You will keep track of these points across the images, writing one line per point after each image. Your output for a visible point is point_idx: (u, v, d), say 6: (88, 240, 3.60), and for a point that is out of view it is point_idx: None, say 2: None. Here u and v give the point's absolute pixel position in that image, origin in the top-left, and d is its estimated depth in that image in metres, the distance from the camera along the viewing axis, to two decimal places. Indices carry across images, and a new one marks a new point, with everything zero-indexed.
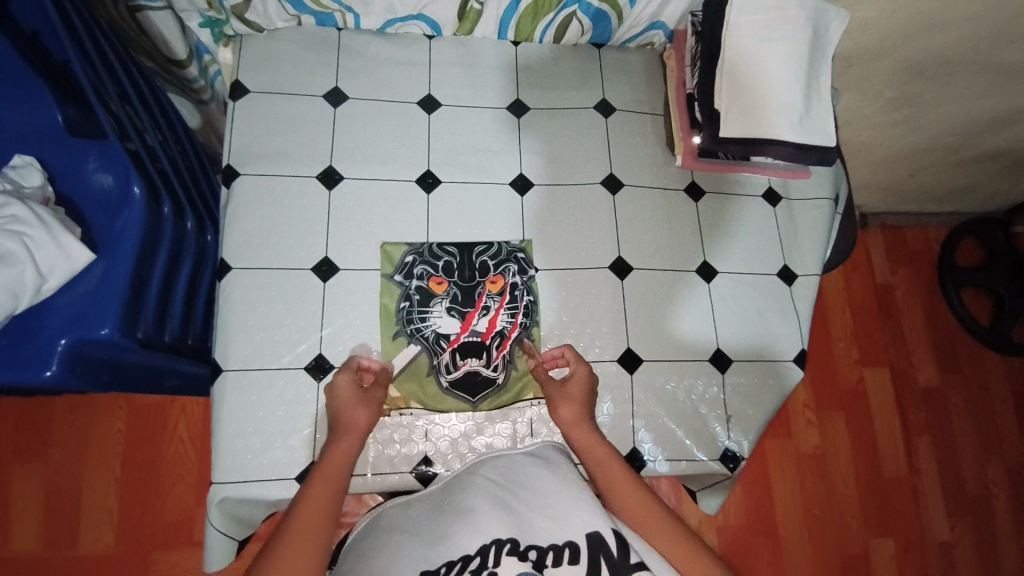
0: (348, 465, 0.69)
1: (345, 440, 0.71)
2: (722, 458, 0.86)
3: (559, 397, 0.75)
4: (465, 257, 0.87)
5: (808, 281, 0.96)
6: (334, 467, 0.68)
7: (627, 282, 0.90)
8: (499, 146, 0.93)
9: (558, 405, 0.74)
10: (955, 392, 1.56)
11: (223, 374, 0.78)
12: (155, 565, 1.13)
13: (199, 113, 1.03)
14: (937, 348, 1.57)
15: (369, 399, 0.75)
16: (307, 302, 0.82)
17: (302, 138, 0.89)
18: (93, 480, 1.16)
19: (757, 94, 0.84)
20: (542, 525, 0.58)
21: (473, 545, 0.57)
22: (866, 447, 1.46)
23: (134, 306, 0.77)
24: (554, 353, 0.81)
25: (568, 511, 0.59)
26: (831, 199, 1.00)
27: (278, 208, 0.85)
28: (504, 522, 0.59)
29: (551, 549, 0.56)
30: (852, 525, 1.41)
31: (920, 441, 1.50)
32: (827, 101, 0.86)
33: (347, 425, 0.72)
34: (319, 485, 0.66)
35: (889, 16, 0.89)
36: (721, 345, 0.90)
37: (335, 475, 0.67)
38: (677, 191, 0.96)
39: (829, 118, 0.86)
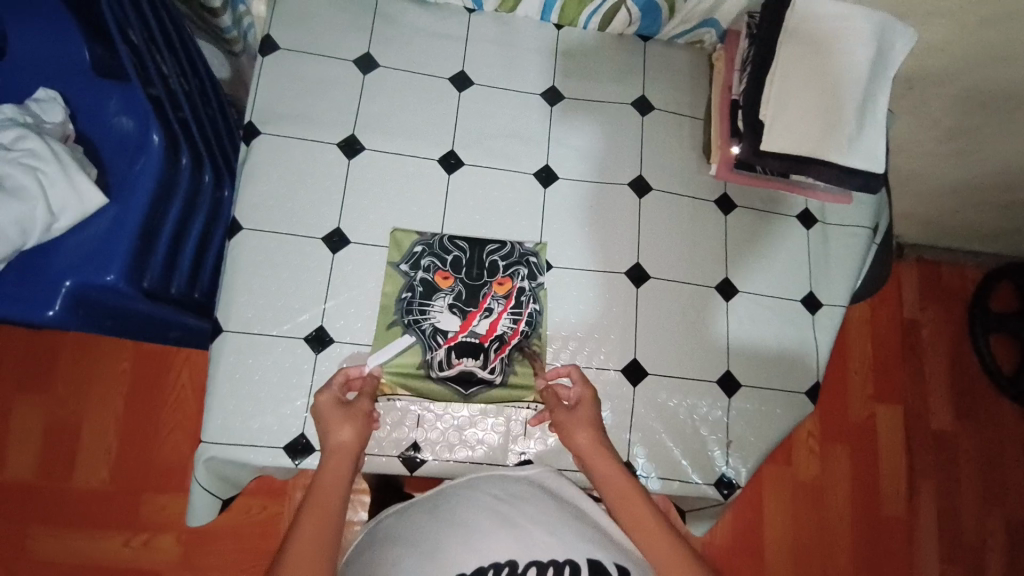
0: (340, 493, 0.61)
1: (333, 462, 0.64)
2: (717, 484, 0.83)
3: (573, 424, 0.69)
4: (475, 254, 0.84)
5: (832, 312, 0.92)
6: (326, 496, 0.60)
7: (641, 292, 0.86)
8: (528, 134, 0.90)
9: (576, 429, 0.69)
10: (969, 440, 1.50)
11: (223, 334, 0.77)
12: (143, 508, 1.15)
13: (228, 63, 1.01)
14: (955, 392, 1.51)
15: (357, 414, 0.68)
16: (314, 272, 0.81)
17: (327, 102, 0.86)
18: (93, 419, 1.17)
19: (806, 111, 0.79)
20: (544, 541, 0.58)
21: (470, 565, 0.56)
22: (867, 484, 1.42)
23: (143, 255, 0.76)
24: (559, 371, 0.76)
25: (569, 534, 0.60)
26: (868, 228, 0.96)
27: (296, 173, 0.83)
28: (505, 540, 0.58)
29: (552, 565, 0.56)
30: (841, 558, 1.38)
31: (923, 485, 1.45)
32: (880, 125, 0.81)
33: (338, 447, 0.65)
34: (310, 518, 0.57)
35: (959, 42, 0.83)
36: (731, 366, 0.87)
37: (327, 504, 0.59)
38: (706, 202, 0.92)
39: (881, 143, 0.81)
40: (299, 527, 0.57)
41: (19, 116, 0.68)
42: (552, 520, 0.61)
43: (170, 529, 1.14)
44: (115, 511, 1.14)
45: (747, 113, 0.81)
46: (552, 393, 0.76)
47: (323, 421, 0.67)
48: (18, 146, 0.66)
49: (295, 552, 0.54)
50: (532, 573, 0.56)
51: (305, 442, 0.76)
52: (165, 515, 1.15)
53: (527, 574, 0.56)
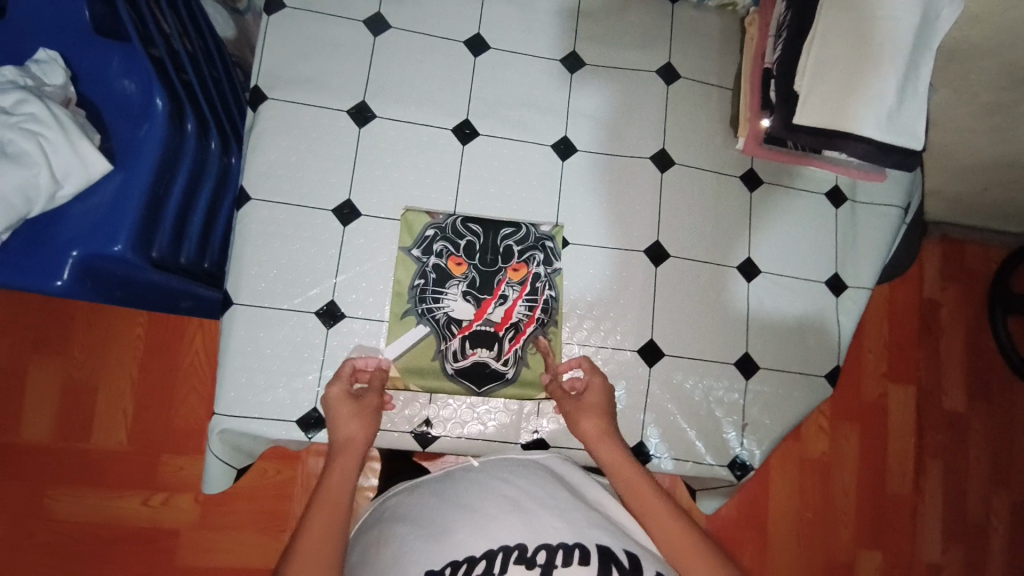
0: (349, 489, 0.62)
1: (341, 461, 0.64)
2: (730, 465, 0.82)
3: (580, 411, 0.70)
4: (489, 238, 0.81)
5: (856, 295, 0.89)
6: (335, 493, 0.60)
7: (661, 270, 0.84)
8: (547, 103, 0.86)
9: (583, 418, 0.69)
10: (981, 421, 1.48)
11: (233, 308, 0.76)
12: (161, 470, 1.15)
13: (234, 23, 0.95)
14: (970, 373, 1.49)
15: (366, 409, 0.68)
16: (325, 245, 0.79)
17: (337, 66, 0.82)
18: (110, 382, 1.16)
19: (845, 80, 0.74)
20: (554, 525, 0.58)
21: (478, 549, 0.56)
22: (876, 462, 1.41)
23: (150, 224, 0.74)
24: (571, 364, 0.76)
25: (579, 519, 0.60)
26: (900, 207, 0.92)
27: (305, 140, 0.80)
28: (514, 525, 0.58)
29: (561, 548, 0.56)
30: (844, 534, 1.39)
31: (931, 465, 1.44)
32: (921, 101, 0.76)
33: (346, 444, 0.65)
34: (319, 514, 0.58)
35: (1003, 12, 0.76)
36: (750, 350, 0.85)
37: (337, 500, 0.60)
38: (732, 177, 0.88)
39: (919, 119, 0.76)
40: (308, 522, 0.57)
41: (19, 78, 0.65)
42: (560, 503, 0.62)
43: (188, 490, 1.14)
44: (130, 471, 1.14)
45: (779, 85, 0.79)
46: (557, 385, 0.75)
47: (332, 416, 0.68)
48: (19, 111, 0.63)
49: (305, 546, 0.55)
50: (541, 557, 0.55)
51: (317, 416, 0.76)
52: (183, 476, 1.15)
53: (536, 558, 0.55)
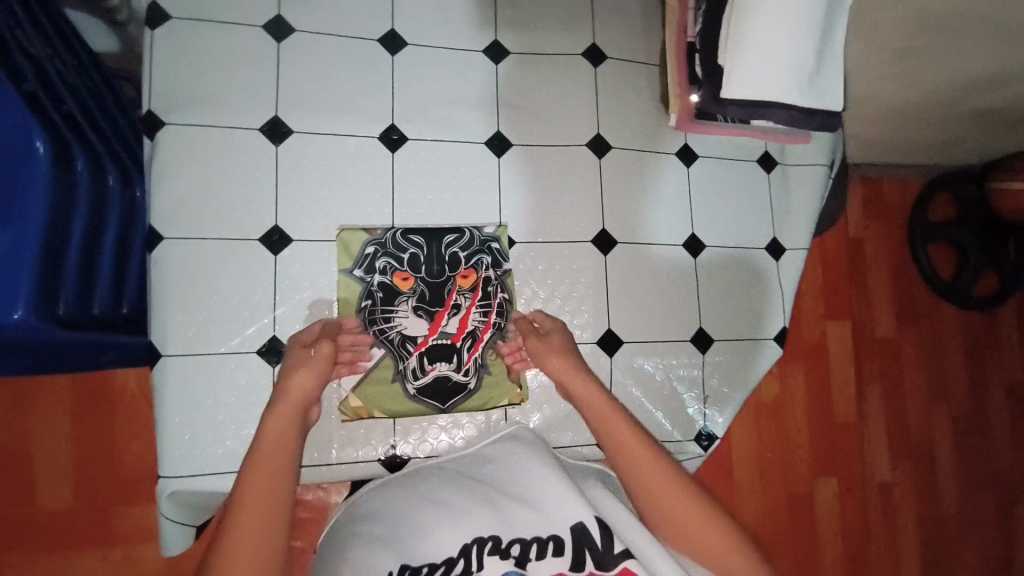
0: (293, 436, 0.60)
1: (279, 412, 0.61)
2: (697, 438, 0.85)
3: (546, 354, 0.72)
4: (433, 248, 0.78)
5: (795, 256, 0.92)
6: (278, 441, 0.59)
7: (610, 257, 0.83)
8: (474, 98, 0.82)
9: (551, 358, 0.71)
10: (910, 344, 1.59)
11: (163, 359, 0.70)
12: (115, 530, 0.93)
13: (115, 34, 0.83)
14: (899, 302, 1.58)
15: (312, 358, 0.65)
16: (258, 276, 0.73)
17: (241, 79, 0.75)
18: (41, 425, 0.91)
19: (765, 49, 0.74)
20: (526, 518, 0.62)
21: (454, 549, 0.60)
22: (821, 395, 1.38)
23: (49, 281, 0.66)
24: (517, 347, 0.78)
25: (550, 499, 0.62)
26: (826, 164, 0.95)
27: (216, 167, 0.73)
28: (485, 520, 0.62)
29: (535, 541, 0.60)
30: (802, 467, 1.36)
31: (871, 390, 1.53)
32: (837, 65, 0.80)
33: (284, 395, 0.63)
34: (258, 464, 0.57)
35: None
36: (704, 323, 0.86)
37: (277, 447, 0.58)
38: (668, 156, 0.88)
39: (836, 80, 0.81)
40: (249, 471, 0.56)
41: None
42: (535, 491, 0.64)
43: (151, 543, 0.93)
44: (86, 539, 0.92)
45: (704, 58, 0.80)
46: (524, 322, 0.77)
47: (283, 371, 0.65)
48: None
49: (247, 492, 0.55)
50: (516, 550, 0.59)
51: None
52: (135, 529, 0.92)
53: (511, 550, 0.60)
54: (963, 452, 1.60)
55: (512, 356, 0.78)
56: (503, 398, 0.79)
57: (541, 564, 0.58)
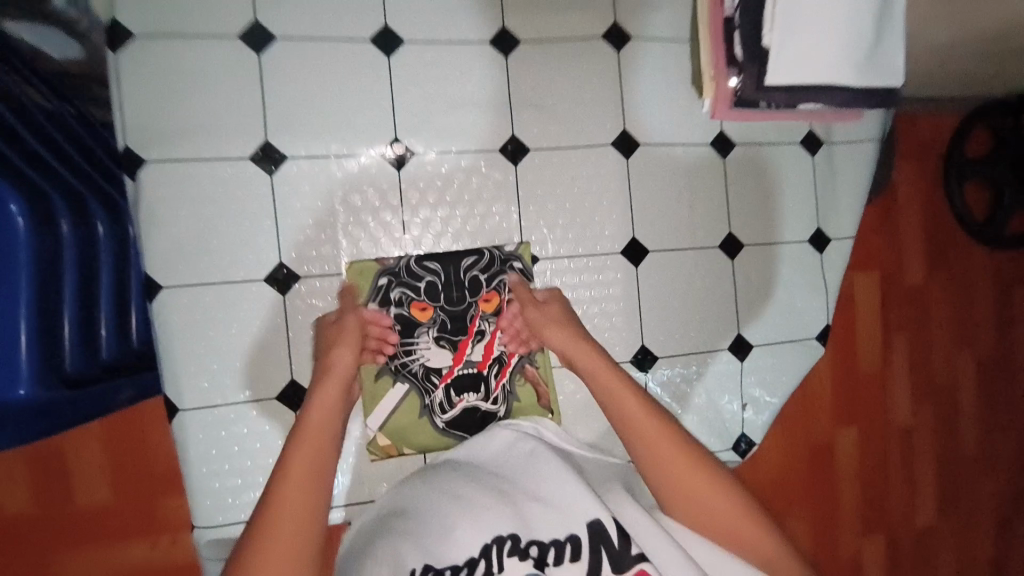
0: (331, 425, 0.57)
1: (326, 389, 0.59)
2: (735, 446, 0.82)
3: (544, 321, 0.68)
4: (451, 274, 0.72)
5: (840, 246, 0.85)
6: (319, 428, 0.56)
7: (641, 268, 0.77)
8: (483, 98, 0.73)
9: (547, 326, 0.68)
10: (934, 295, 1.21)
11: (180, 414, 0.68)
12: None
13: (77, 41, 0.62)
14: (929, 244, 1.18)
15: (349, 339, 0.64)
16: (268, 318, 0.69)
17: (223, 100, 0.67)
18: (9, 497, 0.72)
19: (809, 34, 0.67)
20: (543, 516, 0.59)
21: (476, 546, 0.57)
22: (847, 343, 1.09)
23: (50, 349, 0.63)
24: (515, 327, 0.73)
25: (566, 496, 0.60)
26: (872, 141, 0.86)
27: (207, 204, 0.67)
28: (507, 519, 0.58)
29: (552, 544, 0.57)
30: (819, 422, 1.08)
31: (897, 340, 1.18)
32: (897, 32, 0.71)
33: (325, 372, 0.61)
34: (301, 449, 0.54)
35: None
36: (742, 329, 0.81)
37: (320, 436, 0.56)
38: (701, 147, 0.79)
39: (895, 53, 0.71)
40: (291, 454, 0.54)
41: None
42: (547, 488, 0.61)
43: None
44: None
45: (744, 35, 0.69)
46: (520, 284, 0.72)
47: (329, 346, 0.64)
48: None
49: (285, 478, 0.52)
50: (534, 551, 0.57)
51: None
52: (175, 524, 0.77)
53: (528, 551, 0.57)
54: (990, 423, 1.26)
55: (506, 329, 0.74)
56: None
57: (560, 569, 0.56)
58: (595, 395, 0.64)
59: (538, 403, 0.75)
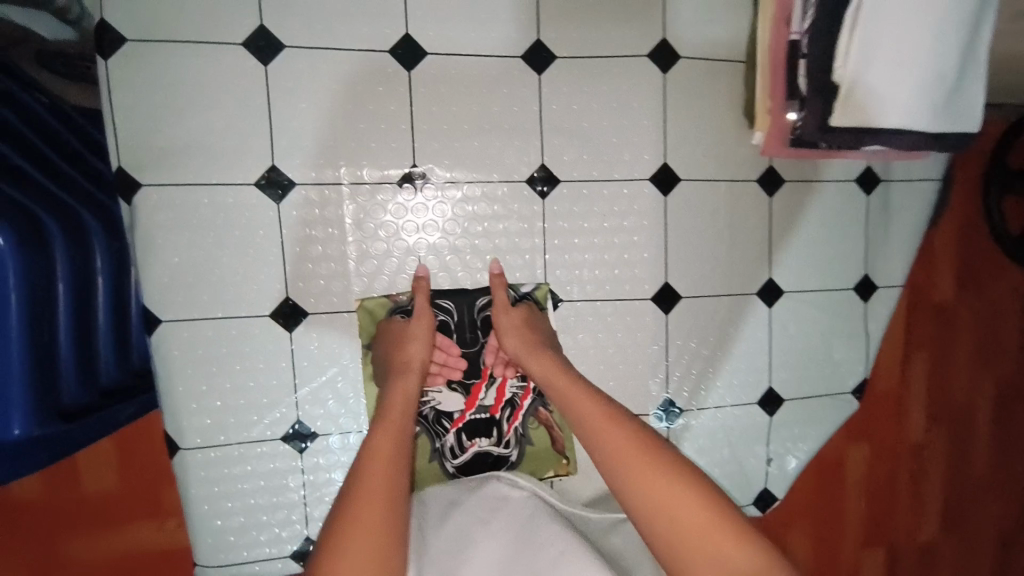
0: (410, 416, 0.57)
1: (404, 379, 0.59)
2: (756, 501, 0.78)
3: (505, 330, 0.64)
4: (465, 313, 0.67)
5: (887, 295, 0.79)
6: (400, 412, 0.56)
7: (673, 315, 0.72)
8: (512, 123, 0.66)
9: (506, 336, 0.64)
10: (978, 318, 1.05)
11: (180, 452, 0.64)
12: None
13: (70, 27, 0.63)
14: (975, 261, 1.03)
15: (418, 332, 0.62)
16: (273, 355, 0.64)
17: (227, 118, 0.60)
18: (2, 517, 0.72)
19: (890, 67, 0.58)
20: None
21: None
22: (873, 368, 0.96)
23: (45, 385, 0.58)
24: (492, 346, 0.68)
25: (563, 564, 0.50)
26: (933, 181, 0.79)
27: (208, 233, 0.61)
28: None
29: None
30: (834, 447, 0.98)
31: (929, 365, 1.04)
32: (982, 69, 0.63)
33: (399, 362, 0.60)
34: (384, 435, 0.54)
35: None
36: (775, 381, 0.76)
37: (401, 424, 0.55)
38: (749, 183, 0.72)
39: (975, 95, 0.64)
40: (373, 439, 0.53)
41: None
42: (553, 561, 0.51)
43: None
44: None
45: (812, 67, 0.60)
46: (501, 287, 0.66)
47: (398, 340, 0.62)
48: None
49: (371, 470, 0.51)
50: None
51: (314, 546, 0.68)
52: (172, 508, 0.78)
53: None
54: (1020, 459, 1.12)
55: (494, 358, 0.68)
56: (549, 468, 0.71)
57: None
58: (569, 422, 0.58)
59: (553, 449, 0.70)
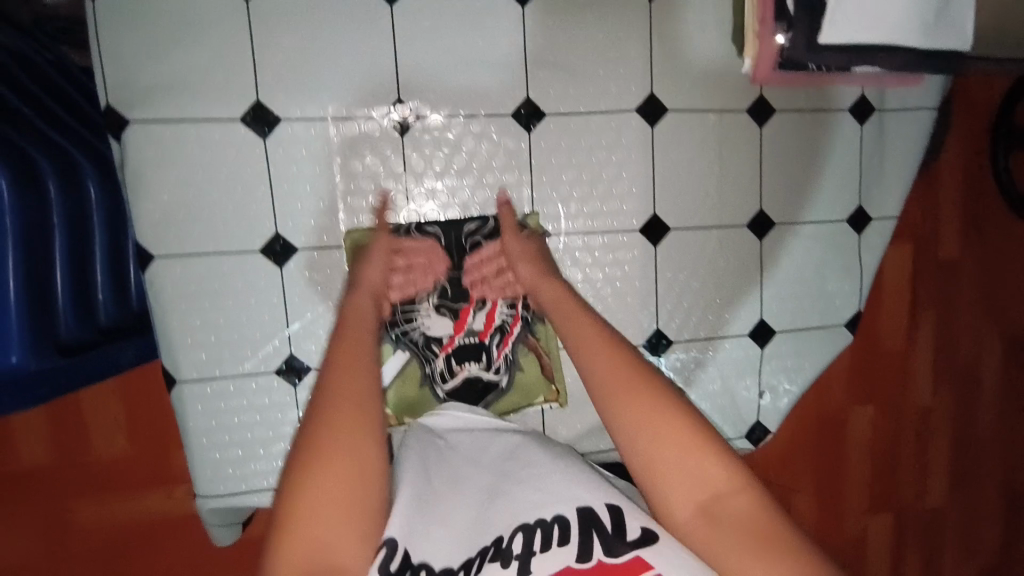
0: (368, 333, 0.53)
1: (358, 300, 0.56)
2: (749, 434, 0.79)
3: (516, 256, 0.63)
4: (452, 238, 0.68)
5: (882, 226, 0.78)
6: (356, 335, 0.52)
7: (661, 248, 0.72)
8: (496, 55, 0.66)
9: (518, 263, 0.62)
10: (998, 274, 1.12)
11: (179, 385, 0.66)
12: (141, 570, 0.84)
13: None
14: None
15: (377, 254, 0.61)
16: (265, 291, 0.66)
17: (210, 55, 0.61)
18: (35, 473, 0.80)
19: None
20: (529, 497, 0.48)
21: (457, 558, 0.45)
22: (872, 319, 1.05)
23: (43, 318, 0.60)
24: (487, 257, 0.68)
25: (560, 483, 0.49)
26: (932, 110, 0.77)
27: (197, 170, 0.62)
28: (491, 513, 0.47)
29: (539, 525, 0.45)
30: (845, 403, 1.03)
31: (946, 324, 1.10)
32: None
33: (359, 287, 0.57)
34: (339, 358, 0.50)
35: None
36: (766, 314, 0.76)
37: (358, 344, 0.51)
38: (738, 113, 0.71)
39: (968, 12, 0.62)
40: (331, 365, 0.49)
41: None
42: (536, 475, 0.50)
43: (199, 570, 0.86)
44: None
45: None
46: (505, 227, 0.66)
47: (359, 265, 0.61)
48: None
49: (327, 400, 0.47)
50: (519, 540, 0.44)
51: None
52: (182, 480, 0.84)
53: (513, 542, 0.44)
54: None
55: (475, 277, 0.68)
56: (539, 395, 0.72)
57: (546, 558, 0.43)
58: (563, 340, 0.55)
59: (541, 377, 0.71)
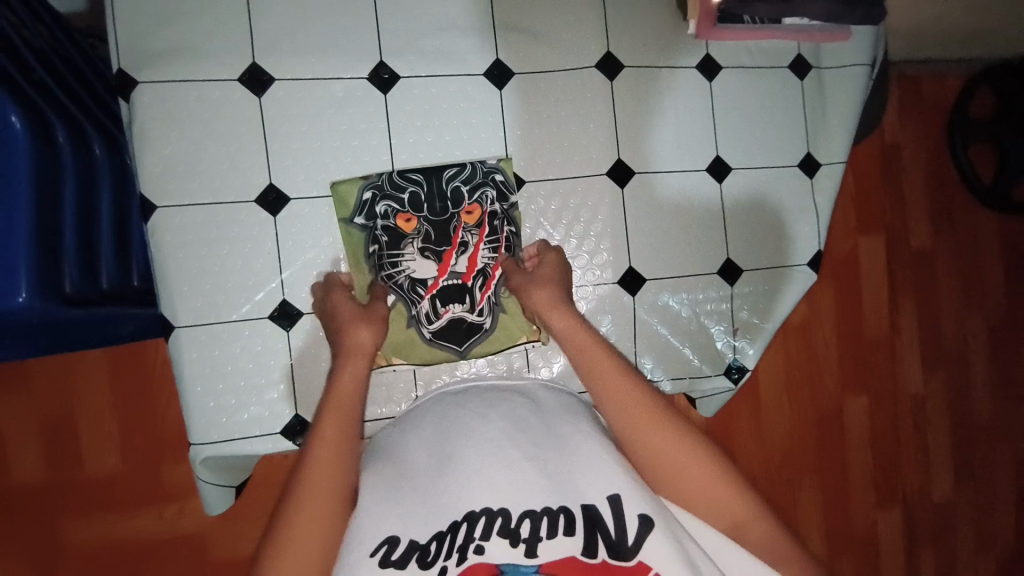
0: (357, 403, 0.61)
1: (351, 364, 0.63)
2: (726, 372, 0.83)
3: (530, 283, 0.68)
4: (434, 184, 0.73)
5: (832, 171, 0.84)
6: (346, 397, 0.61)
7: (627, 191, 0.78)
8: (466, 22, 0.74)
9: (535, 289, 0.67)
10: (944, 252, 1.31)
11: (175, 332, 0.69)
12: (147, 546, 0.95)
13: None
14: (933, 203, 1.29)
15: (373, 317, 0.67)
16: (258, 240, 0.70)
17: (211, 25, 0.68)
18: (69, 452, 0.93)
19: None
20: (538, 484, 0.52)
21: (460, 511, 0.51)
22: (850, 310, 1.13)
23: (49, 263, 0.62)
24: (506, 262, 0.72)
25: (565, 471, 0.54)
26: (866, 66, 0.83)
27: (198, 128, 0.68)
28: (501, 488, 0.52)
29: (546, 514, 0.50)
30: (828, 387, 1.15)
31: (905, 303, 1.29)
32: None
33: (349, 347, 0.64)
34: (329, 424, 0.58)
35: None
36: (732, 255, 0.81)
37: (344, 409, 0.60)
38: (687, 69, 0.79)
39: None
40: (320, 428, 0.58)
41: None
42: (550, 458, 0.55)
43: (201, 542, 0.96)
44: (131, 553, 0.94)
45: None
46: (510, 265, 0.72)
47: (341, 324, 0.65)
48: None
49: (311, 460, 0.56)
50: (526, 526, 0.49)
51: (301, 423, 0.73)
52: (177, 489, 0.95)
53: (520, 529, 0.49)
54: (1003, 370, 1.36)
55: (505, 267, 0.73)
56: (521, 334, 0.76)
57: (553, 543, 0.48)
58: (579, 372, 0.62)
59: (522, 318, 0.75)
